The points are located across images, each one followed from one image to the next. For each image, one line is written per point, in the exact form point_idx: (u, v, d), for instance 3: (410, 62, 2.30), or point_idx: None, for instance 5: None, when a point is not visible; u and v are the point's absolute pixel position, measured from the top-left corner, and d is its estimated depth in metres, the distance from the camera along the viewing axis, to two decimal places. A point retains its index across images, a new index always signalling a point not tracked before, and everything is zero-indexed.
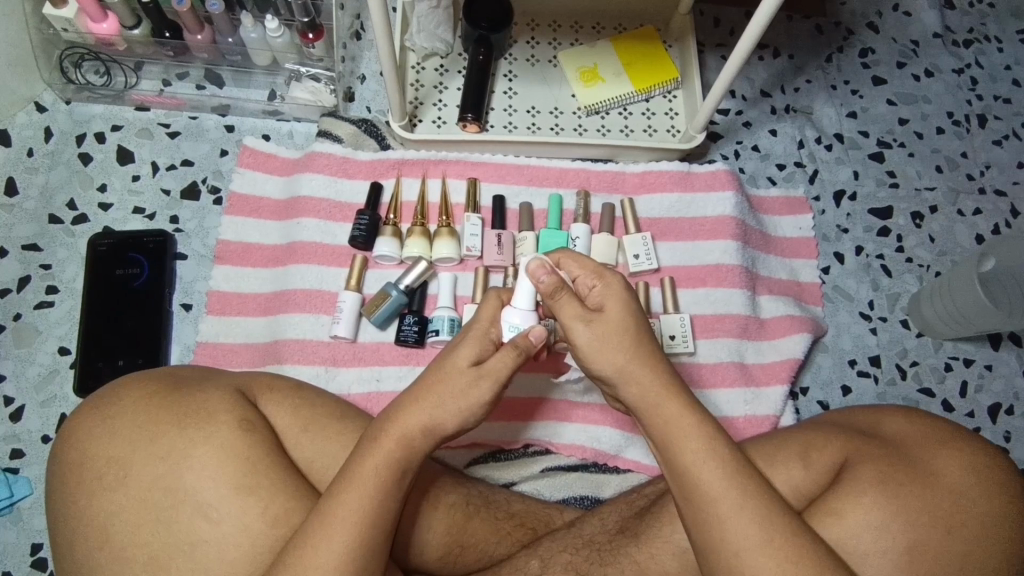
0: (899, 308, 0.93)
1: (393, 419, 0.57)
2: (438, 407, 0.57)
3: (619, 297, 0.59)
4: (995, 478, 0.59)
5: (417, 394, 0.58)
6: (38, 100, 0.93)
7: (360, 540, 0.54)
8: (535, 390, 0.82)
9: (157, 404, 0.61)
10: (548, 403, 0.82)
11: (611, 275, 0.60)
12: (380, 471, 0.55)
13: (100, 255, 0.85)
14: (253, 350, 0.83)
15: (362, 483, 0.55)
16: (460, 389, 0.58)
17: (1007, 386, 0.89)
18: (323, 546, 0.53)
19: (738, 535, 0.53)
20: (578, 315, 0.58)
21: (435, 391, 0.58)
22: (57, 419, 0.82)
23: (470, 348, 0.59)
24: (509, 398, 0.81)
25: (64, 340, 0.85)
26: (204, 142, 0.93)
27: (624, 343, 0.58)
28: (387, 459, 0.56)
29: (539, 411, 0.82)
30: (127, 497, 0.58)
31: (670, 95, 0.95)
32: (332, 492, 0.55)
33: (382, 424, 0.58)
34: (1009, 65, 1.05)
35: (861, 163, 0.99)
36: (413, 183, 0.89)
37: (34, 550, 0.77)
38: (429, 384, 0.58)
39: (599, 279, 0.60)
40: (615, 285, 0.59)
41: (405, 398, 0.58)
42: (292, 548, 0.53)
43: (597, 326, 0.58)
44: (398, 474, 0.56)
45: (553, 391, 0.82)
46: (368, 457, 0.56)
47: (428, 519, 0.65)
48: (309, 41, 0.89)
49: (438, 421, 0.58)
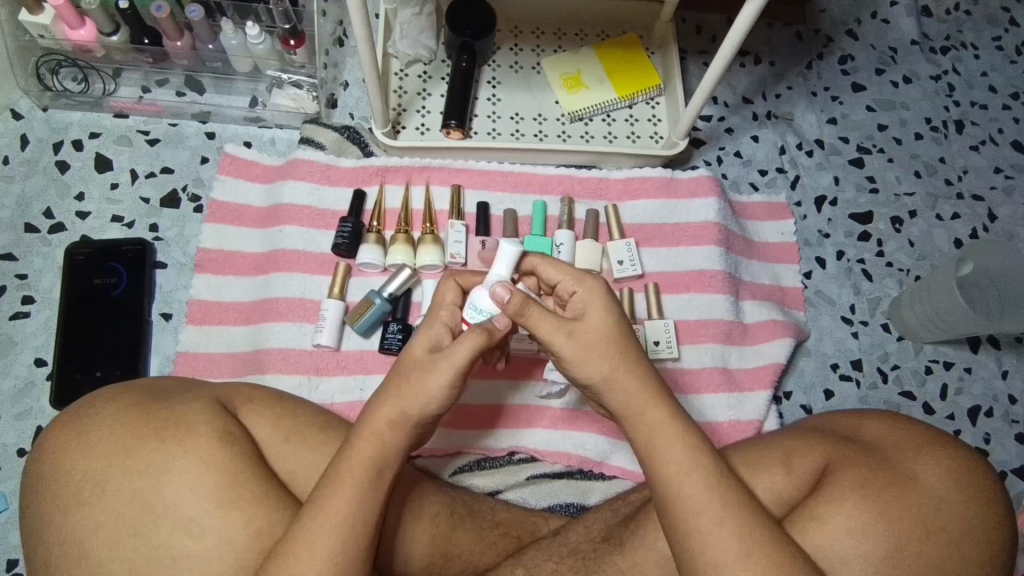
0: (880, 312, 0.93)
1: (367, 420, 0.57)
2: (405, 399, 0.56)
3: (600, 303, 0.57)
4: (973, 481, 0.59)
5: (387, 386, 0.57)
6: (15, 107, 0.92)
7: (342, 544, 0.53)
8: (493, 396, 0.82)
9: (135, 415, 0.60)
10: (509, 410, 0.82)
11: (593, 280, 0.58)
12: (362, 481, 0.55)
13: (77, 265, 0.84)
14: (234, 359, 0.82)
15: (352, 492, 0.54)
16: (429, 384, 0.56)
17: (986, 388, 0.90)
18: (305, 556, 0.52)
19: (717, 549, 0.53)
20: (558, 327, 0.56)
21: (403, 390, 0.56)
22: (32, 432, 0.80)
23: (424, 337, 0.58)
24: (487, 404, 0.81)
25: (41, 351, 0.83)
26: (184, 149, 0.92)
27: (610, 353, 0.56)
28: (371, 462, 0.55)
29: (505, 417, 0.81)
30: (106, 511, 0.57)
31: (653, 101, 0.96)
32: (313, 502, 0.55)
33: (358, 425, 0.57)
34: (985, 72, 1.07)
35: (841, 168, 1.00)
36: (396, 190, 0.89)
37: (10, 565, 0.76)
38: (394, 379, 0.57)
39: (580, 283, 0.58)
40: (596, 291, 0.58)
41: (376, 398, 0.57)
42: (279, 554, 0.53)
43: (582, 338, 0.56)
44: (379, 468, 0.56)
45: (519, 395, 0.82)
46: (349, 455, 0.56)
47: (410, 530, 0.65)
48: (291, 48, 0.88)
49: (406, 416, 0.56)
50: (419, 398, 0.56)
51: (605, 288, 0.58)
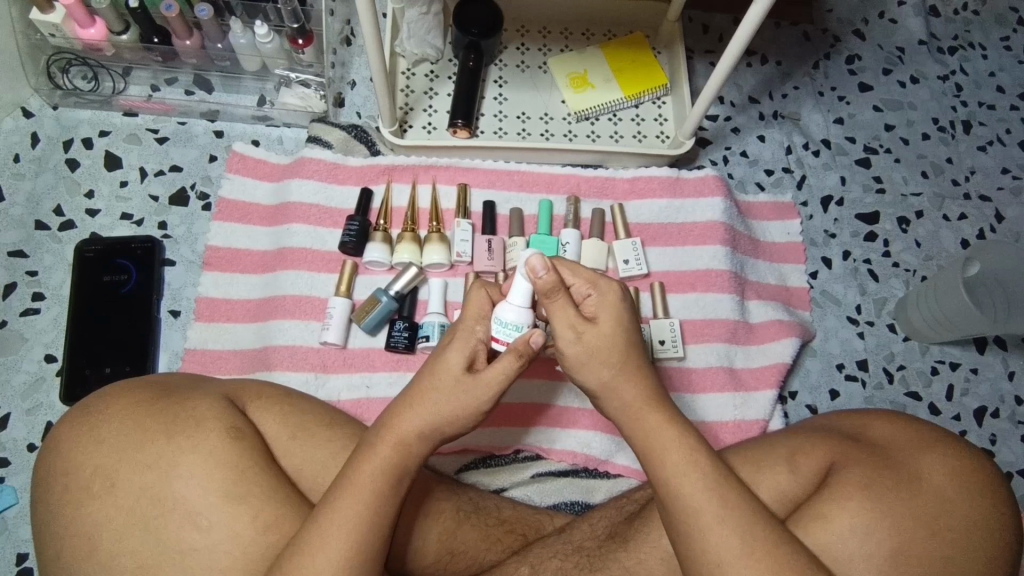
0: (886, 312, 0.93)
1: (389, 424, 0.58)
2: (434, 410, 0.57)
3: (614, 308, 0.58)
4: (981, 481, 0.59)
5: (410, 397, 0.58)
6: (26, 105, 0.93)
7: (356, 541, 0.54)
8: (532, 396, 0.82)
9: (145, 411, 0.61)
10: (546, 410, 0.82)
11: (607, 284, 0.58)
12: (378, 478, 0.55)
13: (88, 262, 0.85)
14: (242, 356, 0.82)
15: (357, 490, 0.55)
16: (450, 391, 0.57)
17: (993, 389, 0.90)
18: (321, 554, 0.53)
19: (716, 549, 0.53)
20: (571, 325, 0.57)
21: (422, 399, 0.58)
22: (42, 427, 0.81)
23: (459, 350, 0.58)
24: (505, 406, 0.81)
25: (51, 347, 0.84)
26: (193, 147, 0.93)
27: (611, 355, 0.57)
28: (379, 465, 0.56)
29: (537, 418, 0.82)
30: (115, 505, 0.58)
31: (659, 100, 0.96)
32: (328, 502, 0.55)
33: (379, 430, 0.58)
34: (993, 72, 1.07)
35: (848, 168, 1.00)
36: (403, 188, 0.89)
37: (20, 559, 0.77)
38: (426, 384, 0.58)
39: (595, 287, 0.58)
40: (604, 297, 0.58)
41: (398, 404, 0.58)
42: (291, 553, 0.54)
43: (588, 340, 0.57)
44: (399, 471, 0.56)
45: (552, 397, 0.82)
46: (360, 456, 0.57)
47: (424, 528, 0.66)
48: (299, 47, 0.88)
49: (418, 417, 0.57)
50: (438, 406, 0.57)
51: (609, 291, 0.58)
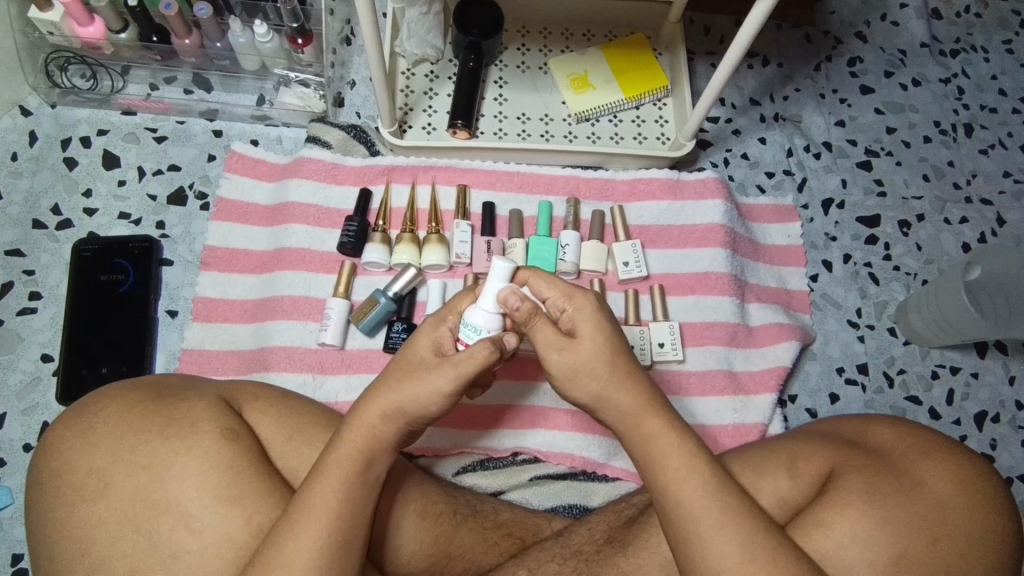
0: (887, 316, 0.93)
1: (357, 413, 0.57)
2: (410, 398, 0.57)
3: (593, 319, 0.57)
4: (981, 488, 0.59)
5: (383, 381, 0.58)
6: (24, 103, 0.92)
7: (329, 536, 0.53)
8: (512, 396, 0.82)
9: (140, 411, 0.60)
10: (526, 411, 0.82)
11: (583, 297, 0.58)
12: (351, 463, 0.56)
13: (85, 261, 0.84)
14: (239, 357, 0.82)
15: (333, 483, 0.55)
16: (421, 378, 0.57)
17: (993, 394, 0.90)
18: (291, 552, 0.52)
19: (717, 555, 0.53)
20: (552, 343, 0.57)
21: (415, 406, 0.57)
22: (38, 427, 0.80)
23: (429, 340, 0.58)
24: (476, 406, 0.81)
25: (47, 347, 0.83)
26: (191, 147, 0.93)
27: (597, 376, 0.57)
28: (357, 459, 0.56)
29: (527, 419, 0.81)
30: (108, 507, 0.57)
31: (660, 102, 0.95)
32: (303, 493, 0.55)
33: (348, 418, 0.58)
34: (995, 75, 1.06)
35: (849, 171, 0.99)
36: (402, 189, 0.89)
37: (15, 560, 0.76)
38: (399, 377, 0.58)
39: (570, 301, 0.57)
40: (587, 309, 0.57)
41: (396, 413, 0.57)
42: (263, 551, 0.53)
43: (573, 350, 0.56)
44: (365, 459, 0.56)
45: (532, 398, 0.82)
46: (337, 453, 0.56)
47: (400, 523, 0.64)
48: (298, 47, 0.88)
49: (404, 414, 0.57)
50: (417, 398, 0.57)
51: (595, 306, 0.57)
